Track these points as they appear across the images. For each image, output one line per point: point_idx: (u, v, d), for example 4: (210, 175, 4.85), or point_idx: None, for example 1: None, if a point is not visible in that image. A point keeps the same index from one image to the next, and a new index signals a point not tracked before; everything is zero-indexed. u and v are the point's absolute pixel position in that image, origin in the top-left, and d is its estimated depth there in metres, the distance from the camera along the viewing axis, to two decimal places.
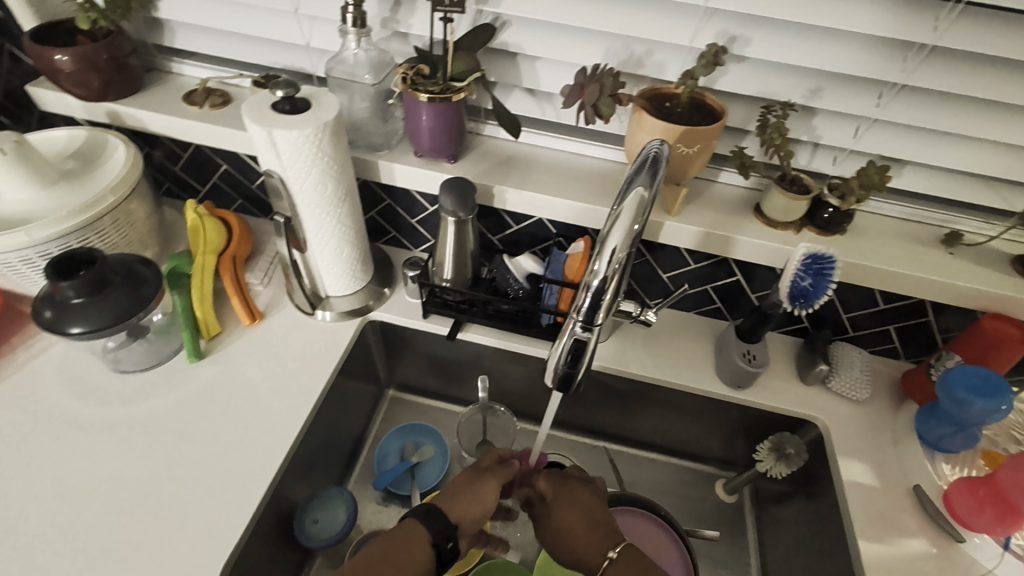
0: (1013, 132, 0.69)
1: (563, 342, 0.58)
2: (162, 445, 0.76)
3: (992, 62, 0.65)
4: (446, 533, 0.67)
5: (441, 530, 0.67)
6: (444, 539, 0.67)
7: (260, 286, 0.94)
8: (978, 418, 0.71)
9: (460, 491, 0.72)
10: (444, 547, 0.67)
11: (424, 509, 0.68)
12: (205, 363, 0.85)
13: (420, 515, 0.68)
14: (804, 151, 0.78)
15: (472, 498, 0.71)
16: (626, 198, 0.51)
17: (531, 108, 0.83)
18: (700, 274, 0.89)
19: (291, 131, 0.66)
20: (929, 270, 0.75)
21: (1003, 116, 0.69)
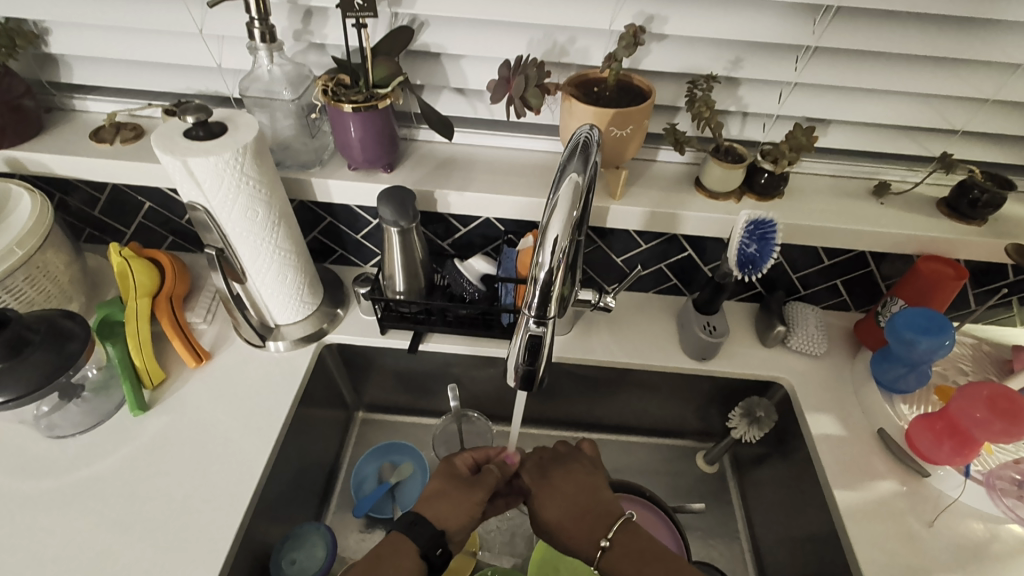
0: (921, 82, 0.72)
1: (519, 340, 0.56)
2: (114, 509, 0.71)
3: (894, 16, 0.68)
4: (436, 540, 0.64)
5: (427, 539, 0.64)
6: (433, 546, 0.64)
7: (204, 324, 0.89)
8: (926, 356, 0.73)
9: (439, 497, 0.68)
10: (434, 555, 0.64)
11: (407, 520, 0.65)
12: (152, 414, 0.80)
13: (409, 526, 0.65)
14: (735, 121, 0.79)
15: (456, 502, 0.68)
16: (561, 186, 0.50)
17: (462, 108, 0.81)
18: (653, 254, 0.90)
19: (208, 158, 0.62)
20: (864, 222, 0.78)
21: (910, 68, 0.72)
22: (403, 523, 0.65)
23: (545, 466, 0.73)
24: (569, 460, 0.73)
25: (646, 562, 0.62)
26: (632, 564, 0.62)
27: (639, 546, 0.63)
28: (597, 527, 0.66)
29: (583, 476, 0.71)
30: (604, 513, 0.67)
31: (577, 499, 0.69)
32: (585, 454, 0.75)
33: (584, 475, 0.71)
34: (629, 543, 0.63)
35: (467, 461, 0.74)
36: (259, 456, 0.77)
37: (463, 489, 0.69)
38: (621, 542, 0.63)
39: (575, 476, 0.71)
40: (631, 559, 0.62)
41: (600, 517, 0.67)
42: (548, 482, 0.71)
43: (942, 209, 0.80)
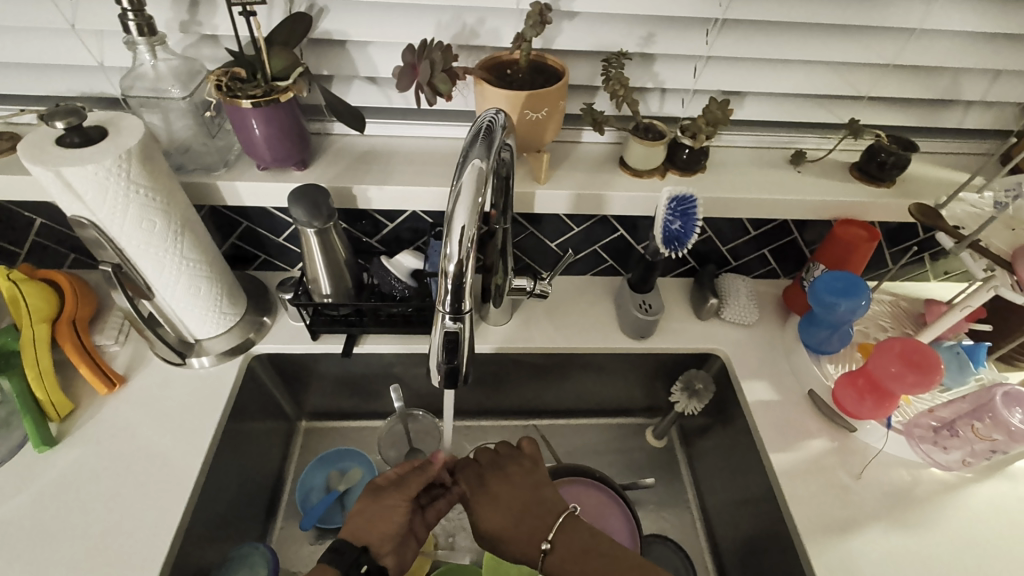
0: (826, 51, 0.74)
1: (438, 338, 0.54)
2: (21, 554, 0.65)
3: None
4: (359, 560, 0.62)
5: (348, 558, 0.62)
6: (356, 567, 0.62)
7: (116, 346, 0.83)
8: (846, 317, 0.76)
9: (363, 515, 0.66)
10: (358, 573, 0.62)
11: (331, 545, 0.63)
12: (61, 447, 0.74)
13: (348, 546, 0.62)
14: (654, 98, 0.79)
15: (381, 517, 0.66)
16: (463, 172, 0.47)
17: (376, 98, 0.77)
18: (585, 236, 0.89)
19: (85, 167, 0.56)
20: (783, 191, 0.80)
21: (815, 37, 0.74)
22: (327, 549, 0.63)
23: (483, 472, 0.72)
24: (508, 464, 0.72)
25: (587, 558, 0.61)
26: (574, 563, 0.61)
27: (580, 543, 0.63)
28: (538, 528, 0.65)
29: (521, 478, 0.70)
30: (545, 514, 0.66)
31: (518, 503, 0.68)
32: (525, 453, 0.74)
33: (523, 475, 0.70)
34: (570, 540, 0.63)
35: (395, 473, 0.71)
36: (186, 480, 0.72)
37: (385, 503, 0.67)
38: (562, 543, 0.63)
39: (514, 480, 0.70)
40: (571, 559, 0.62)
41: (541, 517, 0.66)
42: (487, 490, 0.70)
43: (855, 173, 0.83)
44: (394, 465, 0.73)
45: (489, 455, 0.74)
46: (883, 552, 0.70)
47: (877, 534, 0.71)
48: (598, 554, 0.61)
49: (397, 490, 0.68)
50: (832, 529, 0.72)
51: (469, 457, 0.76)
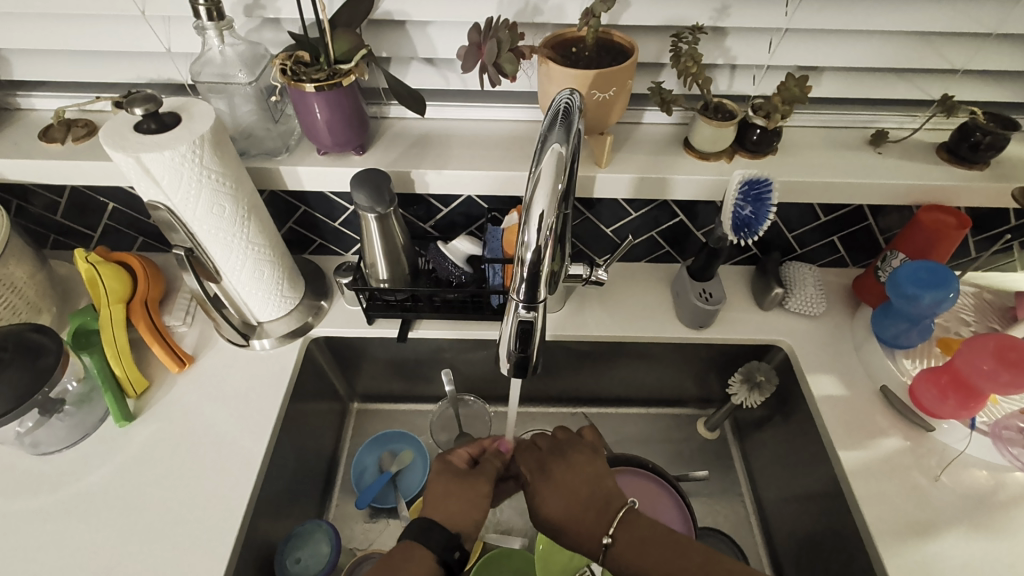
0: (919, 20, 0.68)
1: (510, 327, 0.53)
2: (107, 522, 0.69)
3: None
4: (452, 543, 0.63)
5: (443, 542, 0.63)
6: (450, 550, 0.63)
7: (184, 327, 0.86)
8: (930, 310, 0.71)
9: (447, 496, 0.68)
10: (454, 558, 0.63)
11: (419, 526, 0.64)
12: (138, 423, 0.77)
13: (413, 531, 0.63)
14: (723, 75, 0.75)
15: (465, 500, 0.68)
16: (543, 158, 0.46)
17: (433, 79, 0.76)
18: (643, 222, 0.86)
19: (163, 152, 0.57)
20: (862, 174, 0.74)
21: (908, 5, 0.68)
22: (413, 531, 0.63)
23: (543, 456, 0.72)
24: (570, 450, 0.71)
25: (652, 553, 0.61)
26: (637, 557, 0.61)
27: (644, 537, 0.62)
28: (599, 521, 0.64)
29: (584, 466, 0.69)
30: (606, 506, 0.65)
31: (580, 492, 0.67)
32: (585, 441, 0.73)
33: (586, 463, 0.69)
34: (633, 535, 0.62)
35: (466, 456, 0.74)
36: (254, 457, 0.75)
37: (465, 485, 0.69)
38: (625, 538, 0.62)
39: (576, 468, 0.69)
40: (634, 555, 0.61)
41: (602, 510, 0.65)
42: (550, 476, 0.69)
43: (942, 155, 0.76)
44: (460, 449, 0.75)
45: (548, 441, 0.73)
46: (962, 558, 0.66)
47: (956, 540, 0.67)
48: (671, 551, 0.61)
49: (475, 473, 0.71)
50: (907, 532, 0.68)
51: (529, 441, 0.75)
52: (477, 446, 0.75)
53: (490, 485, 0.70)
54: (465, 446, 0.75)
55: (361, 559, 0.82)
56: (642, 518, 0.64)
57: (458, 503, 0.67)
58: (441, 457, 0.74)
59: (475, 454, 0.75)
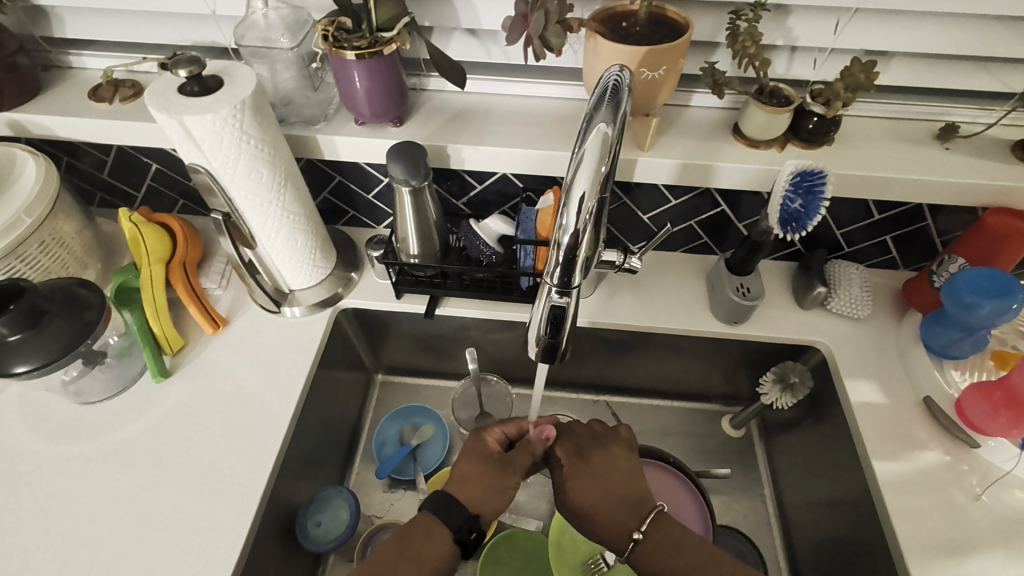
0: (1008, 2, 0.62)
1: (541, 311, 0.52)
2: (143, 473, 0.73)
3: None
4: (468, 524, 0.64)
5: (460, 522, 0.63)
6: (466, 531, 0.63)
7: (220, 290, 0.88)
8: (988, 321, 0.67)
9: (475, 480, 0.66)
10: (468, 539, 0.63)
11: (440, 500, 0.64)
12: (174, 380, 0.80)
13: (432, 506, 0.64)
14: (782, 58, 0.70)
15: (493, 486, 0.67)
16: (588, 138, 0.44)
17: (475, 51, 0.74)
18: (683, 210, 0.83)
19: (205, 116, 0.57)
20: (925, 170, 0.69)
21: None
22: (434, 502, 0.64)
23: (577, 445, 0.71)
24: (608, 444, 0.71)
25: (682, 553, 0.61)
26: (667, 556, 0.61)
27: (674, 538, 0.62)
28: (631, 517, 0.65)
29: (622, 460, 0.69)
30: (638, 504, 0.66)
31: (614, 487, 0.67)
32: (621, 437, 0.73)
33: (624, 459, 0.70)
34: (663, 535, 0.63)
35: (501, 437, 0.72)
36: (280, 421, 0.77)
37: (496, 472, 0.68)
38: (656, 535, 0.62)
39: (614, 461, 0.69)
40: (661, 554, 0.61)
41: (634, 508, 0.65)
42: (587, 462, 0.69)
43: (1018, 153, 0.70)
44: (497, 428, 0.73)
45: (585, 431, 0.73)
46: None
47: (992, 562, 0.64)
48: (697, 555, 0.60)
49: (507, 457, 0.69)
50: (939, 549, 0.65)
51: (564, 425, 0.74)
52: (513, 425, 0.73)
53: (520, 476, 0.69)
54: (503, 426, 0.73)
55: (376, 530, 0.84)
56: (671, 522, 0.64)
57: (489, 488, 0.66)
58: (476, 434, 0.72)
59: (510, 435, 0.73)
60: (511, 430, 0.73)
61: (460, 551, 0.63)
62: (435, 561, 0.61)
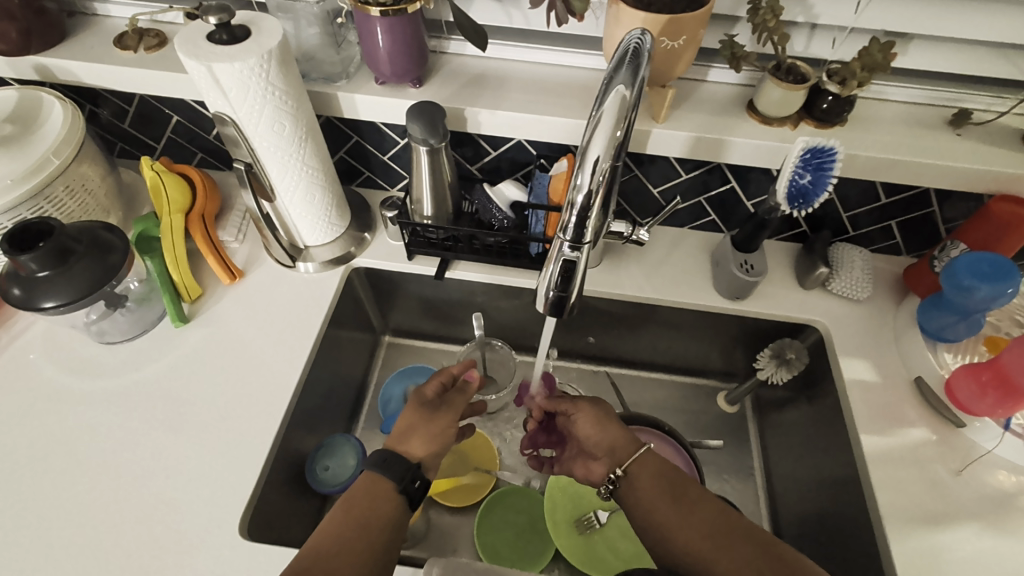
0: None
1: (552, 268, 0.52)
2: (161, 411, 0.76)
3: None
4: (412, 474, 0.65)
5: (401, 474, 0.64)
6: (410, 480, 0.64)
7: (236, 243, 0.90)
8: (983, 304, 0.69)
9: (415, 427, 0.70)
10: (411, 488, 0.64)
11: (379, 458, 0.65)
12: (191, 326, 0.83)
13: (381, 466, 0.64)
14: (801, 35, 0.71)
15: (431, 429, 0.71)
16: (607, 98, 0.44)
17: (497, 16, 0.75)
18: (692, 185, 0.84)
19: (233, 64, 0.59)
20: (934, 154, 0.70)
21: None
22: (373, 461, 0.65)
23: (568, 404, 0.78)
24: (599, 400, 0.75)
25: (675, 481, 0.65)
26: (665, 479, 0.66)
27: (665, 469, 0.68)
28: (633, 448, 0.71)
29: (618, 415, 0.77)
30: (625, 445, 0.69)
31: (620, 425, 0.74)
32: None
33: None
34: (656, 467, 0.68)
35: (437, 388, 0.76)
36: (292, 369, 0.80)
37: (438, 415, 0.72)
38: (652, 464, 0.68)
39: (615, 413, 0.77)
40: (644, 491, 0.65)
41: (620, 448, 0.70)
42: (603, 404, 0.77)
43: None
44: (426, 382, 0.77)
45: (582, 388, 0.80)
46: (971, 552, 0.66)
47: (969, 534, 0.67)
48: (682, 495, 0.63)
49: (445, 408, 0.74)
50: (918, 519, 0.68)
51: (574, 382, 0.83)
52: (438, 375, 0.78)
53: (456, 418, 0.74)
54: (434, 379, 0.77)
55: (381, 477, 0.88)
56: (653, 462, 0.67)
57: (433, 439, 0.70)
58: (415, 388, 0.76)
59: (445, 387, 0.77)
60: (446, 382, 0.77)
61: (406, 502, 0.64)
62: (379, 520, 0.60)
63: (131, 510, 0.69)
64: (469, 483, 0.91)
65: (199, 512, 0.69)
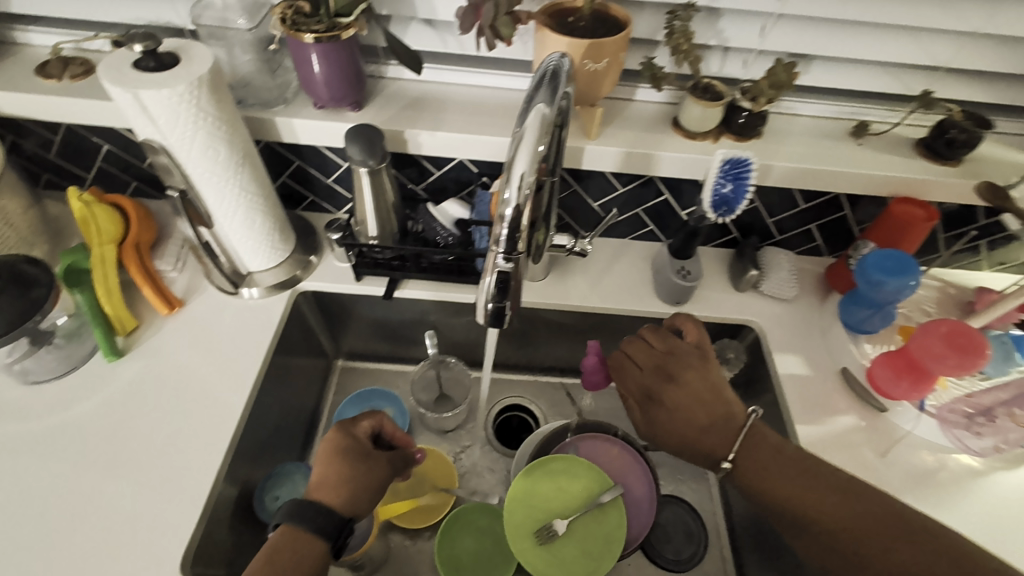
0: (910, 12, 0.69)
1: (488, 281, 0.53)
2: (93, 452, 0.72)
3: None
4: (340, 532, 0.65)
5: (330, 532, 0.64)
6: (339, 538, 0.65)
7: (174, 272, 0.87)
8: (892, 297, 0.75)
9: (345, 480, 0.68)
10: (339, 544, 0.66)
11: (308, 514, 0.64)
12: (126, 360, 0.80)
13: (308, 526, 0.64)
14: (715, 57, 0.77)
15: (362, 482, 0.69)
16: (528, 118, 0.47)
17: (433, 42, 0.77)
18: (629, 198, 0.89)
19: (160, 91, 0.58)
20: (839, 163, 0.77)
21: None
22: (299, 519, 0.64)
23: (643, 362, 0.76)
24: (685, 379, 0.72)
25: (776, 470, 0.66)
26: (760, 472, 0.66)
27: (771, 447, 0.67)
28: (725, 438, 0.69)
29: (701, 373, 0.72)
30: (726, 427, 0.69)
31: (702, 398, 0.71)
32: (690, 350, 0.74)
33: (701, 373, 0.72)
34: (754, 452, 0.67)
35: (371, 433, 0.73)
36: (237, 399, 0.78)
37: (369, 466, 0.70)
38: (747, 455, 0.67)
39: (702, 374, 0.72)
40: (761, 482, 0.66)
41: (726, 429, 0.69)
42: (677, 381, 0.72)
43: (919, 150, 0.79)
44: (359, 423, 0.73)
45: (695, 335, 0.76)
46: None
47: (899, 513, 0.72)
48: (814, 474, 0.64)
49: (377, 458, 0.71)
50: None
51: (631, 350, 0.76)
52: (371, 418, 0.74)
53: (387, 467, 0.72)
54: (369, 418, 0.74)
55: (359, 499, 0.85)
56: (761, 438, 0.68)
57: (359, 489, 0.68)
58: (345, 428, 0.72)
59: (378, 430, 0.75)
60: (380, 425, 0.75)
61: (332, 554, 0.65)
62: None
63: (58, 560, 0.65)
64: (428, 503, 0.90)
65: (135, 556, 0.65)
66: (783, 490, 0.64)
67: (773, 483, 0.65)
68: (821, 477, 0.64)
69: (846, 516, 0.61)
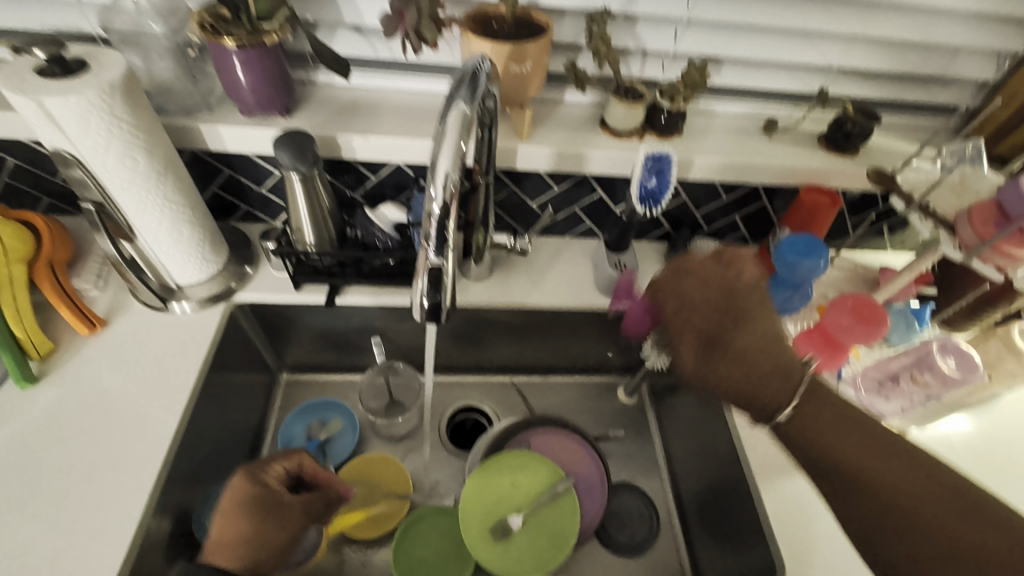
0: (803, 18, 0.76)
1: (421, 278, 0.54)
2: (6, 486, 0.67)
3: None
4: None
5: None
6: None
7: (96, 291, 0.83)
8: (807, 275, 0.81)
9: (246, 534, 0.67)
10: None
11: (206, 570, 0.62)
12: (42, 386, 0.75)
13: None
14: (636, 60, 0.81)
15: (267, 533, 0.68)
16: (449, 116, 0.48)
17: (362, 47, 0.78)
18: (565, 197, 0.92)
19: (67, 97, 0.56)
20: (752, 156, 0.83)
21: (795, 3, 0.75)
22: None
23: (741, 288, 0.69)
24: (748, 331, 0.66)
25: (828, 429, 0.63)
26: (815, 434, 0.63)
27: (829, 405, 0.64)
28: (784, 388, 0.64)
29: (761, 325, 0.66)
30: (785, 382, 0.64)
31: (768, 348, 0.65)
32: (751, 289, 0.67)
33: (764, 325, 0.66)
34: (812, 407, 0.64)
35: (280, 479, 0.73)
36: (170, 418, 0.74)
37: (273, 515, 0.69)
38: (805, 407, 0.64)
39: (760, 326, 0.66)
40: (805, 433, 0.64)
41: (786, 382, 0.64)
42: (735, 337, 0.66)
43: (821, 143, 0.86)
44: (269, 469, 0.73)
45: (753, 277, 0.68)
46: None
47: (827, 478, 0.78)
48: (848, 455, 0.61)
49: (285, 505, 0.70)
50: None
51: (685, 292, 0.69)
52: (282, 462, 0.74)
53: (297, 513, 0.71)
54: (281, 461, 0.74)
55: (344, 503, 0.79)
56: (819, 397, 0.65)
57: (264, 541, 0.67)
58: (253, 474, 0.72)
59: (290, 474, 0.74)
60: (292, 468, 0.75)
61: None
62: None
63: None
64: (381, 511, 0.89)
65: None
66: (835, 451, 0.62)
67: (823, 440, 0.63)
68: (888, 447, 0.61)
69: (893, 482, 0.59)
